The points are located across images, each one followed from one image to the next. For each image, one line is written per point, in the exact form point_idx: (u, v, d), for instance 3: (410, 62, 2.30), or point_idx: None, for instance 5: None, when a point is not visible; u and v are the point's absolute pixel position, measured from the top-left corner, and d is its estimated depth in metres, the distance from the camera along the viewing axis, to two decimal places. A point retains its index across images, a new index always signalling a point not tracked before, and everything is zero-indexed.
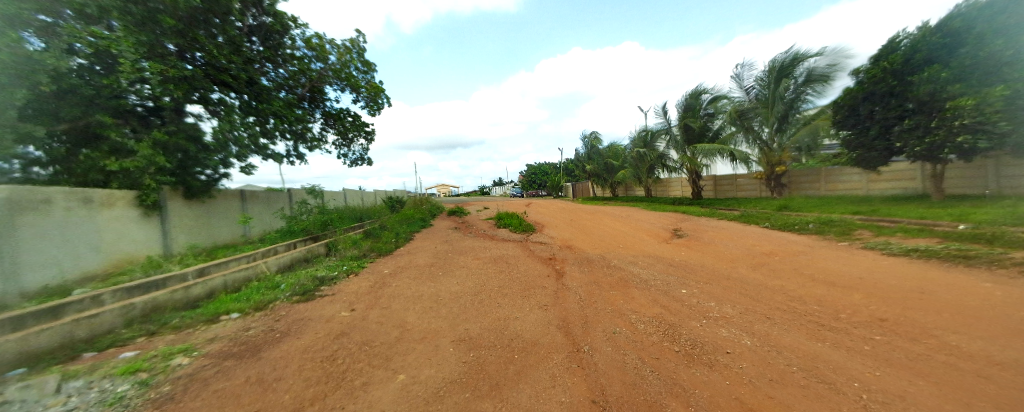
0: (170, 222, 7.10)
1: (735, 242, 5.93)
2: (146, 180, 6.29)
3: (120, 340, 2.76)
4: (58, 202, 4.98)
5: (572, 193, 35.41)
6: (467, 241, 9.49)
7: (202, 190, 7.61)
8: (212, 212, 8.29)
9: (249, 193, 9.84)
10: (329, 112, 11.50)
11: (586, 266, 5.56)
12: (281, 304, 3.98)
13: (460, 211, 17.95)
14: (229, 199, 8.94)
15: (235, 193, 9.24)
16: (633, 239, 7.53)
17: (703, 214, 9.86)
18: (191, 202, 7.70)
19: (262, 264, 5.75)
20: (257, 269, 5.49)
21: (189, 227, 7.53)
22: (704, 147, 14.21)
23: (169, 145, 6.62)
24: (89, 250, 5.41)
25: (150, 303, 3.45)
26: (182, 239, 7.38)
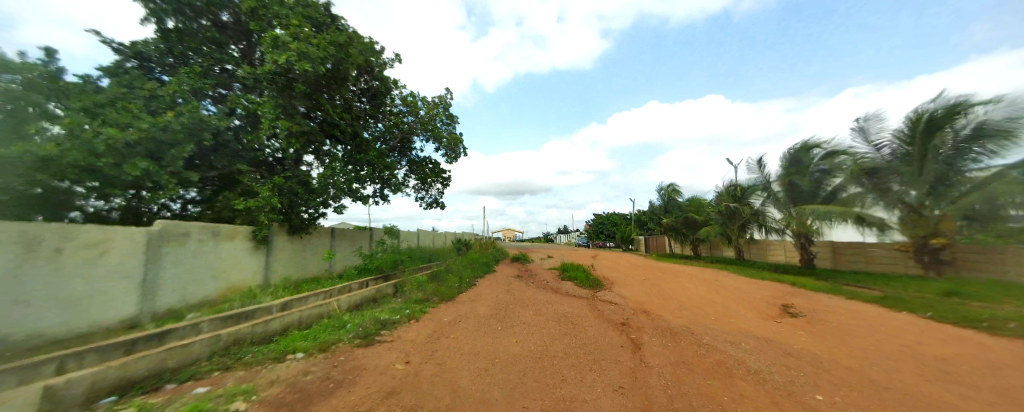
0: (274, 255, 8.43)
1: (881, 332, 4.40)
2: (262, 218, 7.56)
3: (198, 373, 3.19)
4: (194, 235, 6.15)
5: (646, 248, 32.49)
6: (531, 293, 9.04)
7: (302, 228, 8.99)
8: (307, 248, 9.73)
9: (338, 231, 11.37)
10: (412, 159, 12.95)
11: (661, 339, 4.70)
12: (343, 347, 4.26)
13: (524, 259, 17.66)
14: (321, 237, 10.43)
15: (327, 230, 10.78)
16: (726, 311, 6.25)
17: (824, 289, 7.83)
18: (293, 238, 9.17)
19: (337, 303, 6.31)
20: (331, 307, 6.07)
21: (286, 261, 8.85)
22: (816, 209, 11.86)
23: (284, 188, 8.03)
24: (210, 276, 6.53)
25: (234, 336, 4.03)
26: (281, 270, 8.65)
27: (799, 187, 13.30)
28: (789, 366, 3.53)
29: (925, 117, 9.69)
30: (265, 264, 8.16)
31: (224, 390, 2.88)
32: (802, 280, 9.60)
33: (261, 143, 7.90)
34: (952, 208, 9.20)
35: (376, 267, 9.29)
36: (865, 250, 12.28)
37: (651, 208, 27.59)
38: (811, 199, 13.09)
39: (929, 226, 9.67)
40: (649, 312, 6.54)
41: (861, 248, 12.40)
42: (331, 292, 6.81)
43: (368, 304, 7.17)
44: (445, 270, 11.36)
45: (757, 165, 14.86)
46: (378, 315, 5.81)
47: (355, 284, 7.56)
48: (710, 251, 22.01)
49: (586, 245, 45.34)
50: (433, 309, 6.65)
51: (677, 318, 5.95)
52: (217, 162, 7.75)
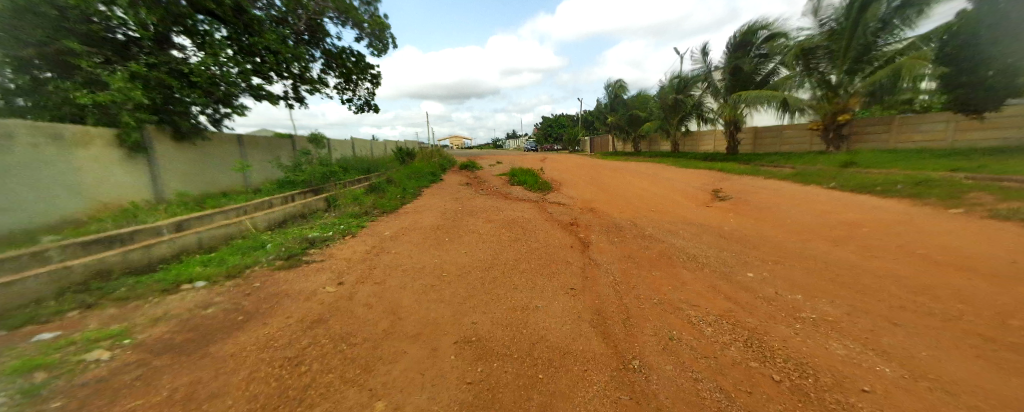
0: (160, 167, 6.37)
1: (795, 207, 4.92)
2: (125, 117, 5.49)
3: (41, 317, 2.37)
4: (22, 136, 4.39)
5: (590, 148, 33.43)
6: (479, 200, 8.71)
7: (193, 133, 6.83)
8: (207, 157, 7.48)
9: (248, 138, 8.81)
10: (329, 50, 10.19)
11: (602, 236, 4.77)
12: (259, 272, 3.58)
13: (472, 166, 17.02)
14: (226, 145, 8.00)
15: (234, 137, 8.28)
16: (665, 202, 6.60)
17: (746, 172, 8.63)
18: (183, 145, 6.89)
19: (254, 221, 5.27)
20: (244, 225, 5.04)
21: (180, 172, 6.79)
22: (750, 95, 12.38)
23: (151, 80, 5.65)
24: (65, 190, 4.85)
25: (93, 270, 3.03)
26: (174, 185, 6.70)
27: (741, 72, 13.47)
28: (721, 249, 3.75)
29: None
30: (150, 176, 6.22)
31: (84, 334, 2.16)
32: (728, 165, 10.49)
33: (93, 11, 5.01)
34: (865, 85, 10.05)
35: (309, 180, 7.87)
36: (779, 137, 13.67)
37: (598, 108, 27.24)
38: (745, 86, 13.57)
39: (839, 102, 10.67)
40: (595, 210, 6.68)
41: (776, 134, 13.78)
42: (242, 210, 5.58)
43: (296, 220, 6.20)
44: (387, 182, 10.34)
45: (702, 54, 14.53)
46: (306, 233, 5.05)
47: (277, 199, 6.38)
48: (648, 148, 23.28)
49: (534, 149, 45.41)
50: (371, 223, 6.02)
51: (621, 214, 6.16)
52: (23, 35, 4.67)
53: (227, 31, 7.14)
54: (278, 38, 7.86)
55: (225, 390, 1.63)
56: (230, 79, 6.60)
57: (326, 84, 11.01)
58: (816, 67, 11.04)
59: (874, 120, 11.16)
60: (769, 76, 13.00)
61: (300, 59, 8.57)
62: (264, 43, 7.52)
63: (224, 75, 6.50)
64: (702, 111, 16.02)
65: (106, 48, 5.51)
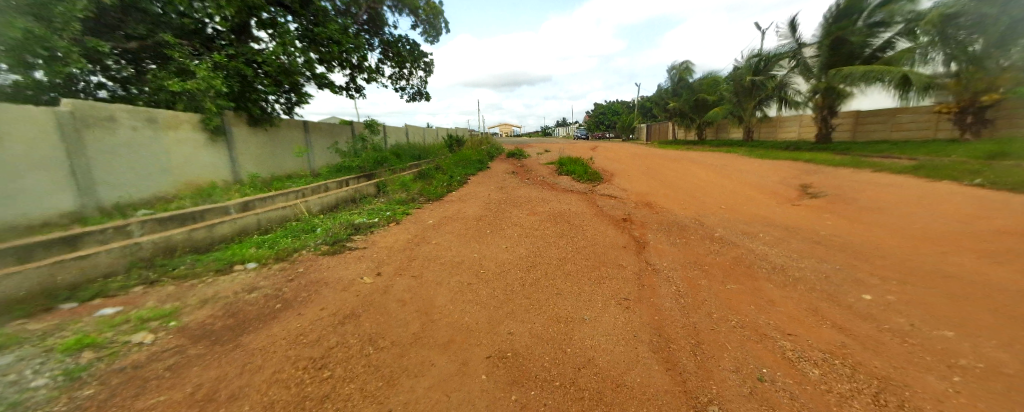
0: (238, 151, 7.20)
1: (921, 209, 3.85)
2: (209, 104, 6.17)
3: (109, 291, 2.66)
4: (122, 120, 5.02)
5: (646, 136, 31.08)
6: (526, 190, 8.39)
7: (263, 119, 7.56)
8: (278, 140, 8.27)
9: (313, 124, 9.48)
10: (386, 39, 10.48)
11: (659, 236, 4.20)
12: (303, 256, 3.72)
13: (519, 154, 16.71)
14: (293, 130, 8.74)
15: (300, 123, 8.98)
16: (737, 198, 5.69)
17: (846, 164, 7.13)
18: (256, 130, 7.67)
19: (309, 204, 5.57)
20: (299, 208, 5.35)
21: (254, 155, 7.58)
22: (855, 71, 10.40)
23: (229, 68, 6.41)
24: (158, 170, 5.55)
25: (161, 247, 3.35)
26: (250, 168, 7.55)
27: (844, 45, 11.15)
28: (816, 258, 3.01)
29: None
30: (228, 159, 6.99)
31: (138, 312, 2.37)
32: (816, 155, 8.89)
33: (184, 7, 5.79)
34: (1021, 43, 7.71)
35: (363, 167, 8.14)
36: (890, 118, 11.19)
37: (658, 92, 25.04)
38: (847, 62, 11.27)
39: (985, 78, 8.28)
40: (653, 205, 6.01)
41: (887, 117, 11.30)
42: (299, 194, 5.94)
43: (348, 205, 6.49)
44: (435, 169, 10.43)
45: (790, 27, 12.38)
46: (354, 219, 5.18)
47: (330, 184, 6.69)
48: (716, 135, 20.87)
49: (584, 137, 43.66)
50: (417, 210, 6.03)
51: (683, 210, 5.44)
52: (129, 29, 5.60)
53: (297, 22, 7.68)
54: (340, 29, 8.27)
55: (248, 391, 1.55)
56: (296, 68, 7.15)
57: (383, 74, 11.43)
58: (956, 33, 8.39)
59: None
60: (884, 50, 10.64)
61: (359, 48, 8.91)
62: (329, 33, 7.93)
63: (291, 64, 7.07)
64: (787, 92, 13.79)
65: (194, 41, 6.51)
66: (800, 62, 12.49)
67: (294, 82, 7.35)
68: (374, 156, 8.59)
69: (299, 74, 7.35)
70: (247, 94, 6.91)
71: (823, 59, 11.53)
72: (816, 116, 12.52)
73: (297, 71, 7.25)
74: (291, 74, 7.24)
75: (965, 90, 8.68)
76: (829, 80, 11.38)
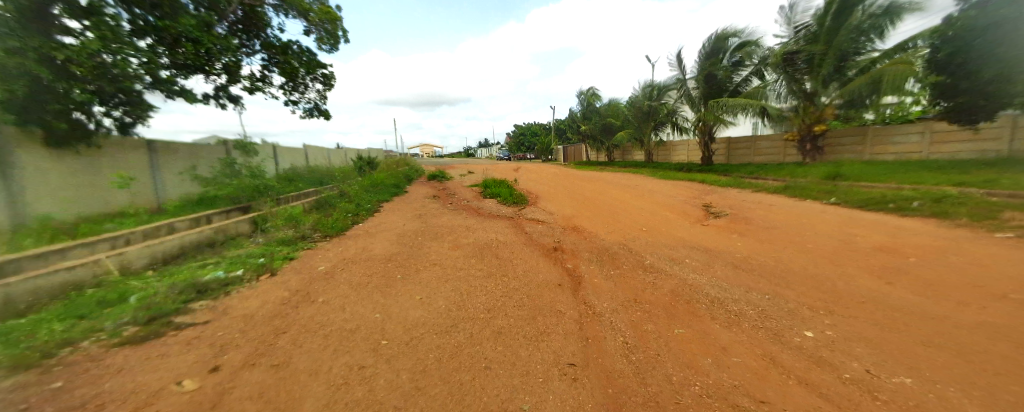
0: (25, 181, 4.79)
1: (806, 228, 4.37)
2: None
3: None
4: None
5: (562, 157, 33.27)
6: (446, 217, 7.61)
7: (72, 138, 5.22)
8: (101, 163, 5.86)
9: (162, 144, 7.17)
10: (269, 43, 8.81)
11: (591, 268, 3.89)
12: (105, 341, 2.17)
13: (440, 176, 15.92)
14: (129, 152, 6.37)
15: (141, 144, 6.62)
16: (655, 221, 5.91)
17: (729, 185, 8.29)
18: (61, 154, 5.29)
19: (125, 256, 3.43)
20: (103, 266, 3.19)
21: (53, 185, 5.13)
22: (731, 102, 12.37)
23: (8, 68, 4.03)
24: None
25: None
26: (49, 204, 5.07)
27: (715, 79, 13.49)
28: (746, 288, 2.94)
29: None
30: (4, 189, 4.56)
31: None
32: (708, 177, 10.24)
33: None
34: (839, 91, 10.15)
35: (237, 196, 6.36)
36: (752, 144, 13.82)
37: (570, 116, 27.12)
38: (718, 95, 13.67)
39: (814, 113, 10.80)
40: (581, 230, 5.84)
41: (750, 144, 13.94)
42: (117, 241, 3.90)
43: (210, 248, 4.61)
44: (337, 196, 8.96)
45: (677, 60, 14.48)
46: (200, 273, 3.41)
47: (177, 221, 4.80)
48: (621, 158, 23.33)
49: (506, 158, 44.76)
50: (305, 253, 4.69)
51: (612, 236, 5.32)
52: None
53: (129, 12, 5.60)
54: (200, 25, 6.39)
55: None
56: (129, 71, 5.04)
57: (268, 83, 9.56)
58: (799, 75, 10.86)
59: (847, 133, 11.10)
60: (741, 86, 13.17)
61: (231, 50, 7.17)
62: (180, 29, 5.98)
63: (121, 66, 4.94)
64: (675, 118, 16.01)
65: None
66: (684, 92, 14.74)
67: (126, 89, 5.20)
68: (253, 181, 6.77)
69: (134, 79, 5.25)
70: (44, 107, 4.59)
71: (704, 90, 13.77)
72: (701, 142, 14.70)
73: (131, 76, 5.15)
74: (120, 80, 5.10)
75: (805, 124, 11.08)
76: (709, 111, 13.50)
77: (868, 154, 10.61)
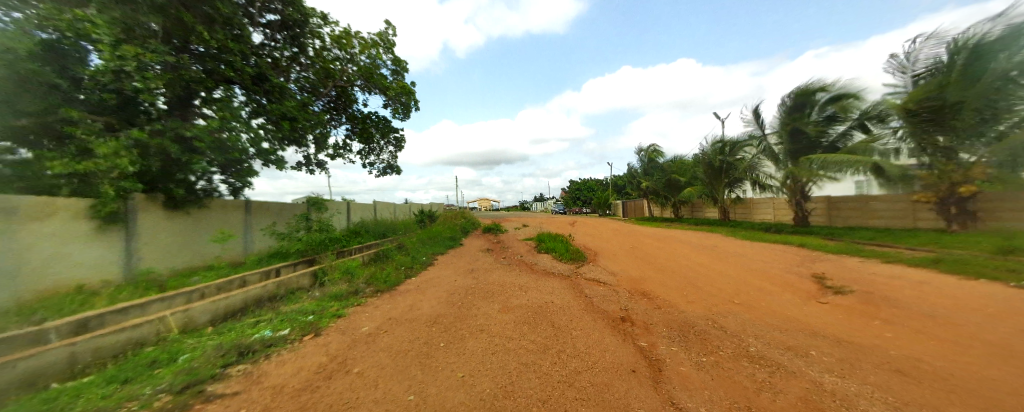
0: (142, 239, 5.89)
1: (998, 323, 3.07)
2: (104, 187, 4.88)
3: None
4: None
5: (621, 212, 31.85)
6: (498, 273, 7.32)
7: (186, 201, 6.50)
8: (203, 224, 7.09)
9: (257, 205, 8.67)
10: (354, 115, 10.30)
11: (672, 350, 3.11)
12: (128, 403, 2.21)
13: (495, 228, 16.13)
14: (230, 212, 7.77)
15: (241, 204, 8.07)
16: (748, 293, 4.85)
17: (847, 252, 6.68)
18: (175, 213, 6.49)
19: (190, 313, 3.81)
20: (166, 324, 3.52)
21: (163, 245, 6.24)
22: (830, 160, 10.73)
23: (150, 146, 5.31)
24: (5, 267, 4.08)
25: None
26: (157, 260, 6.15)
27: (803, 134, 12.03)
28: (929, 409, 1.94)
29: (976, 40, 8.03)
30: (124, 250, 5.64)
31: None
32: (806, 240, 8.58)
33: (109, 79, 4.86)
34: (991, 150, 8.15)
35: (304, 251, 7.12)
36: (864, 204, 11.57)
37: (630, 171, 26.42)
38: (811, 150, 12.03)
39: (958, 172, 8.68)
40: (653, 296, 5.02)
41: (859, 205, 11.70)
42: (192, 294, 4.47)
43: (266, 304, 4.95)
44: (395, 249, 9.50)
45: (753, 115, 13.44)
46: (249, 333, 3.65)
47: (247, 276, 5.42)
48: (690, 214, 21.40)
49: (562, 212, 44.49)
50: (352, 310, 4.69)
51: (693, 308, 4.42)
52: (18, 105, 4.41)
53: (249, 101, 7.16)
54: (298, 106, 7.86)
55: None
56: (235, 143, 6.28)
57: (350, 149, 11.17)
58: (927, 131, 9.00)
59: (1010, 196, 8.49)
60: (838, 142, 11.60)
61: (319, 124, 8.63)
62: (283, 109, 7.41)
63: (230, 139, 6.21)
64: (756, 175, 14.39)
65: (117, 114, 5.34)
66: (766, 147, 13.37)
67: (230, 158, 6.42)
68: (321, 235, 7.56)
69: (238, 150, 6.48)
70: (172, 175, 5.92)
71: (789, 145, 12.30)
72: (790, 201, 12.79)
73: (236, 147, 6.38)
74: (228, 150, 6.34)
75: (943, 182, 8.90)
76: (800, 167, 11.82)
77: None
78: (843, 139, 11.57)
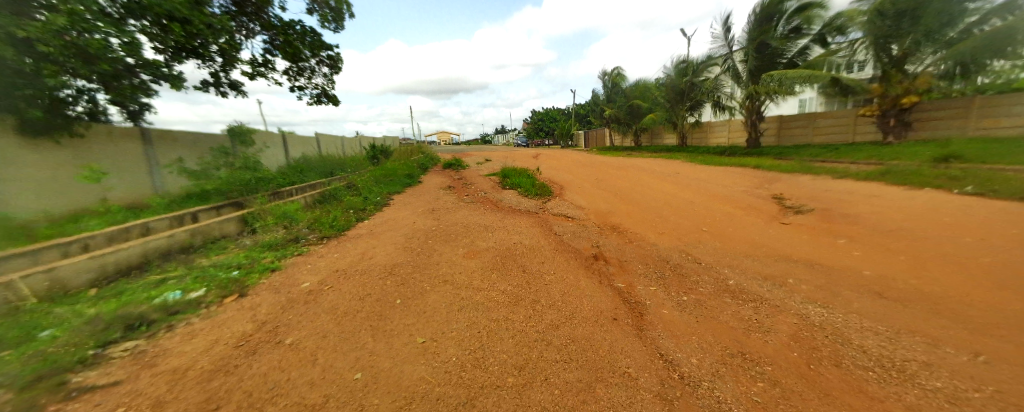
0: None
1: (958, 232, 3.21)
2: None
3: None
4: None
5: (584, 142, 31.68)
6: (462, 213, 6.77)
7: (50, 127, 4.87)
8: (76, 155, 5.36)
9: (158, 131, 6.78)
10: (270, 23, 8.05)
11: (651, 292, 2.89)
12: None
13: (457, 163, 15.15)
14: (120, 142, 5.97)
15: (133, 131, 6.24)
16: (716, 218, 4.79)
17: (799, 171, 6.94)
18: (39, 142, 4.91)
19: (58, 273, 2.73)
20: (17, 291, 2.45)
21: (17, 182, 4.63)
22: (788, 74, 10.68)
23: None
24: None
25: None
26: (20, 202, 4.64)
27: (768, 49, 11.73)
28: (924, 336, 1.85)
29: None
30: None
31: None
32: (762, 162, 8.84)
33: None
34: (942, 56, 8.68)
35: (229, 189, 5.86)
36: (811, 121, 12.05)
37: (592, 99, 25.46)
38: (774, 67, 11.88)
39: (902, 83, 9.14)
40: (623, 231, 4.83)
41: (807, 123, 12.17)
42: (70, 247, 3.29)
43: (178, 256, 3.85)
44: (345, 189, 8.44)
45: (723, 30, 12.74)
46: (149, 296, 2.61)
47: (150, 221, 4.23)
48: (650, 142, 21.65)
49: (524, 145, 43.45)
50: (289, 262, 3.86)
51: (664, 239, 4.26)
52: None
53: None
54: (190, 3, 5.79)
55: None
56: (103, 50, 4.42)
57: (272, 68, 9.05)
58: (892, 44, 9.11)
59: (945, 106, 9.16)
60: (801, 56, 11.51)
61: (226, 31, 6.65)
62: (166, 6, 5.41)
63: (94, 44, 4.35)
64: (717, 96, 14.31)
65: None
66: (731, 66, 13.04)
67: (102, 71, 4.62)
68: (246, 173, 6.14)
69: (111, 59, 4.65)
70: (12, 91, 4.20)
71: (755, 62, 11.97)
72: (747, 121, 12.98)
73: (108, 55, 4.54)
74: (95, 60, 4.52)
75: (887, 95, 9.43)
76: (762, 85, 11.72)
77: (975, 129, 8.68)
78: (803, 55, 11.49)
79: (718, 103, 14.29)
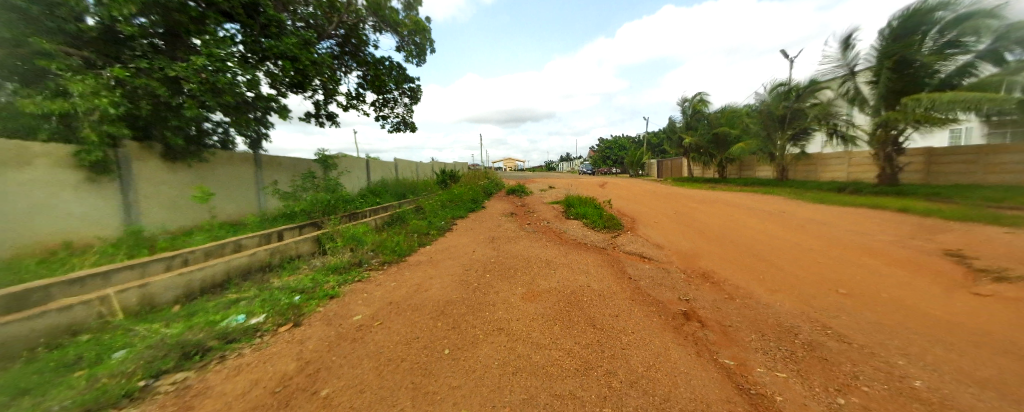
0: (140, 192, 5.50)
1: None
2: (86, 132, 4.48)
3: None
4: None
5: (658, 172, 29.50)
6: (522, 243, 6.46)
7: (185, 153, 6.01)
8: (210, 178, 6.68)
9: (268, 158, 8.17)
10: (364, 60, 9.24)
11: (780, 381, 2.02)
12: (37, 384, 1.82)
13: (521, 190, 15.14)
14: (239, 165, 7.29)
15: (250, 157, 7.59)
16: (854, 276, 3.63)
17: (982, 219, 5.05)
18: (176, 167, 6.07)
19: (150, 288, 3.12)
20: (110, 305, 2.79)
21: (164, 200, 5.86)
22: (944, 101, 8.41)
23: (137, 87, 4.79)
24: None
25: None
26: (159, 217, 5.77)
27: (911, 67, 9.43)
28: None
29: None
30: (127, 204, 5.35)
31: None
32: (907, 203, 6.88)
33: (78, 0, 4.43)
34: None
35: (312, 210, 6.49)
36: (982, 153, 9.23)
37: (668, 126, 23.84)
38: (918, 89, 9.51)
39: None
40: (724, 283, 3.91)
41: (973, 158, 9.36)
42: (173, 260, 3.89)
43: (257, 275, 4.32)
44: (412, 212, 8.84)
45: (841, 48, 10.86)
46: (214, 320, 2.98)
47: (242, 239, 4.84)
48: (738, 174, 19.23)
49: (590, 173, 42.39)
50: (349, 290, 3.95)
51: (779, 299, 3.30)
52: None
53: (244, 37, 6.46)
54: (299, 43, 7.00)
55: None
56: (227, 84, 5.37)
57: (363, 101, 10.32)
58: None
59: None
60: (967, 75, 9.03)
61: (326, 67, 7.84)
62: (282, 47, 6.67)
63: (221, 80, 5.31)
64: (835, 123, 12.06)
65: (104, 50, 4.99)
66: (851, 90, 10.91)
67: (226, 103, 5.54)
68: (328, 195, 6.83)
69: (233, 93, 5.57)
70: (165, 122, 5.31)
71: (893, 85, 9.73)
72: (878, 153, 10.49)
73: (230, 90, 5.49)
74: (221, 93, 5.47)
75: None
76: (901, 111, 9.41)
77: None
78: (968, 74, 9.08)
79: (836, 131, 12.11)
